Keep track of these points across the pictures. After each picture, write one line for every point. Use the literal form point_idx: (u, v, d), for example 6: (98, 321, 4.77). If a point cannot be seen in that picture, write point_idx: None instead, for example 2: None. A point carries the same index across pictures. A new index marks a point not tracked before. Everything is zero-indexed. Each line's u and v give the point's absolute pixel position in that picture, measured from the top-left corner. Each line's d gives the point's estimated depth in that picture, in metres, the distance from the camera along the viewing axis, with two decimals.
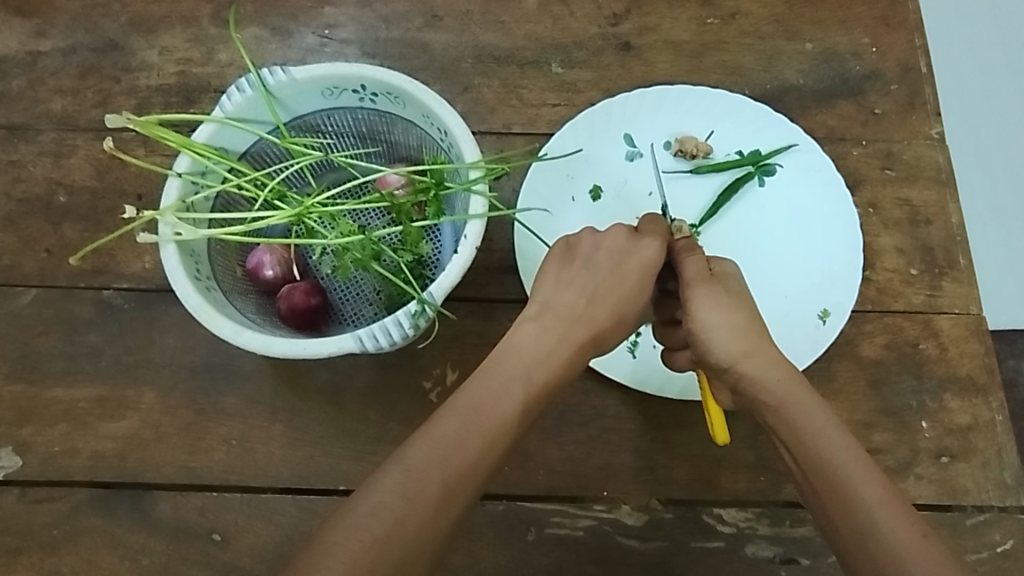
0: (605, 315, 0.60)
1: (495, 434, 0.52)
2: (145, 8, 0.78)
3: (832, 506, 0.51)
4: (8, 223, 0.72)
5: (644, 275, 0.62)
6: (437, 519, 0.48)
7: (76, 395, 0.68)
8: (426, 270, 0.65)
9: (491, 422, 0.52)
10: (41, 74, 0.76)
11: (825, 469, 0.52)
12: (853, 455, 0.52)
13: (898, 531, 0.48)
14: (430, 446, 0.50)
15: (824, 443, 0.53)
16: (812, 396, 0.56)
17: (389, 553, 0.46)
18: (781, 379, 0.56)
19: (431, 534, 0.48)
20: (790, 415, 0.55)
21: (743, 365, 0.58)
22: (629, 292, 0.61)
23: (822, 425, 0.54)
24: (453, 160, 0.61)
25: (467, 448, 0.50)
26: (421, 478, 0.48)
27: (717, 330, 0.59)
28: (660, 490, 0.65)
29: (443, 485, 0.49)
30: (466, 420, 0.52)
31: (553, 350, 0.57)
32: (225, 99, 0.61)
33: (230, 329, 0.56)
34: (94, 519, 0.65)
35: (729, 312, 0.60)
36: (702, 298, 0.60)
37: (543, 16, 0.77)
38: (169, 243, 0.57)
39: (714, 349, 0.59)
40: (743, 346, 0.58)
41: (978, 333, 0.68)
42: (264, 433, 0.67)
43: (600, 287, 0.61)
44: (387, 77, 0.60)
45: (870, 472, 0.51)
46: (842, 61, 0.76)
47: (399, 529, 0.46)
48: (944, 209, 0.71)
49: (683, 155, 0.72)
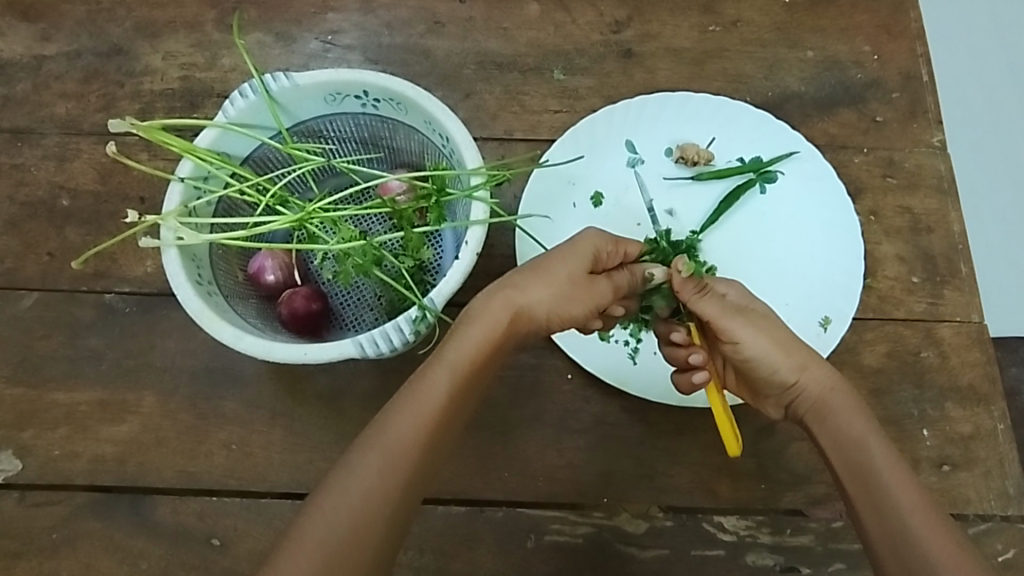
0: (539, 285, 0.57)
1: (430, 402, 0.51)
2: (149, 14, 0.78)
3: (869, 513, 0.52)
4: (11, 227, 0.72)
5: (564, 258, 0.58)
6: (381, 489, 0.48)
7: (76, 398, 0.68)
8: (426, 275, 0.65)
9: (426, 392, 0.51)
10: (46, 78, 0.77)
11: (866, 475, 0.53)
12: (893, 463, 0.53)
13: (931, 540, 0.49)
14: (375, 424, 0.50)
15: (866, 449, 0.54)
16: (856, 404, 0.56)
17: (336, 524, 0.47)
18: (827, 391, 0.57)
19: (375, 505, 0.48)
20: (834, 421, 0.56)
21: (802, 381, 0.57)
22: (578, 271, 0.58)
23: (864, 433, 0.55)
24: (454, 167, 0.62)
25: (408, 418, 0.50)
26: (364, 453, 0.49)
27: (763, 353, 0.58)
28: (660, 498, 0.65)
29: (386, 457, 0.49)
30: (406, 395, 0.52)
31: (482, 324, 0.54)
32: (228, 104, 0.61)
33: (231, 334, 0.56)
34: (93, 523, 0.65)
35: (766, 329, 0.58)
36: (740, 326, 0.58)
37: (545, 23, 0.78)
38: (171, 247, 0.57)
39: (771, 373, 0.58)
40: (796, 362, 0.57)
41: (980, 341, 0.68)
42: (264, 438, 0.67)
43: (548, 261, 0.58)
44: (389, 83, 0.60)
45: (905, 479, 0.52)
46: (843, 69, 0.76)
47: (346, 501, 0.47)
48: (946, 217, 0.71)
49: (684, 162, 0.72)
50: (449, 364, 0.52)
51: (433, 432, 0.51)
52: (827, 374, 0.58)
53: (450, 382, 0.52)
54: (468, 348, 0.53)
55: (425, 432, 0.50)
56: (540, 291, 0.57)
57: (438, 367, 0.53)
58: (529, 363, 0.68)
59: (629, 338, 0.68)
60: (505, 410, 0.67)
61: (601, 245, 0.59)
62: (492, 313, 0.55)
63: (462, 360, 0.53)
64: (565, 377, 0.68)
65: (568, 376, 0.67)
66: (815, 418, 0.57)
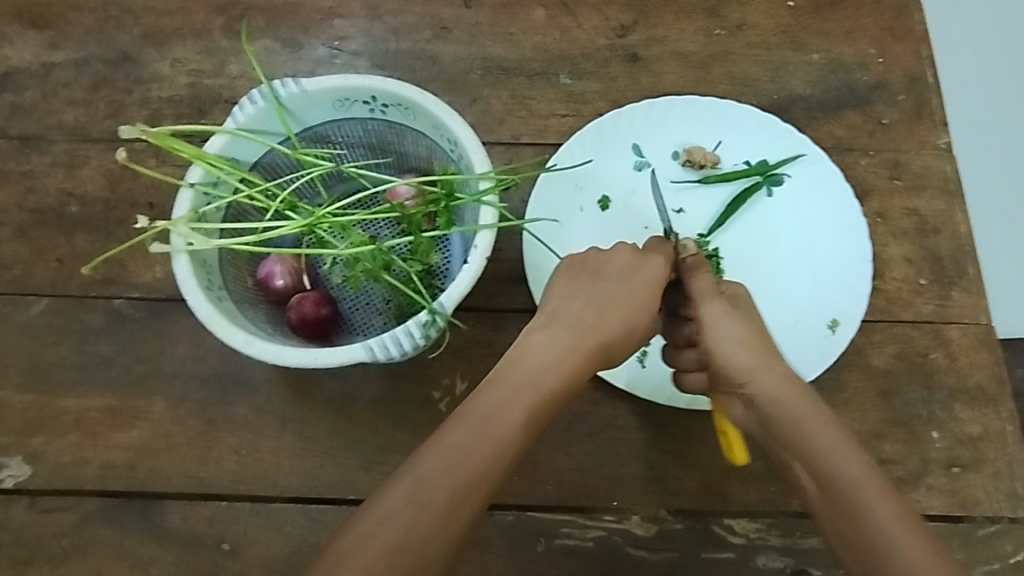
0: (614, 324, 0.60)
1: (512, 425, 0.53)
2: (157, 20, 0.79)
3: (844, 522, 0.52)
4: (20, 234, 0.73)
5: (654, 291, 0.62)
6: (447, 529, 0.49)
7: (87, 404, 0.68)
8: (435, 280, 0.66)
9: (501, 429, 0.52)
10: (54, 86, 0.77)
11: (836, 483, 0.53)
12: (863, 471, 0.53)
13: (910, 551, 0.49)
14: (444, 457, 0.51)
15: (835, 458, 0.54)
16: (823, 414, 0.56)
17: (415, 530, 0.48)
18: (786, 400, 0.57)
19: (450, 516, 0.50)
20: (801, 430, 0.56)
21: (753, 378, 0.59)
22: (643, 306, 0.61)
23: (832, 443, 0.54)
24: (463, 171, 0.62)
25: (481, 458, 0.51)
26: (430, 489, 0.50)
27: (729, 347, 0.60)
28: (669, 501, 0.65)
29: (456, 497, 0.50)
30: (480, 429, 0.52)
31: (559, 358, 0.57)
32: (237, 110, 0.61)
33: (242, 339, 0.56)
34: (104, 529, 0.65)
35: (740, 326, 0.61)
36: (712, 317, 0.61)
37: (551, 28, 0.78)
38: (181, 252, 0.57)
39: (725, 364, 0.60)
40: (752, 359, 0.59)
41: (988, 342, 0.68)
42: (274, 443, 0.67)
43: (623, 295, 0.61)
44: (398, 88, 0.61)
45: (880, 489, 0.52)
46: (848, 72, 0.76)
47: (408, 537, 0.48)
48: (952, 218, 0.71)
49: (691, 165, 0.72)
50: (535, 388, 0.55)
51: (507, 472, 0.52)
52: (786, 379, 0.58)
53: (525, 422, 0.54)
54: (552, 379, 0.56)
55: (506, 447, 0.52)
56: (614, 330, 0.60)
57: (512, 403, 0.54)
58: None
59: None
60: None
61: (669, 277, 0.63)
62: (570, 349, 0.58)
63: (539, 403, 0.54)
64: None
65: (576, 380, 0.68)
66: (783, 423, 0.57)
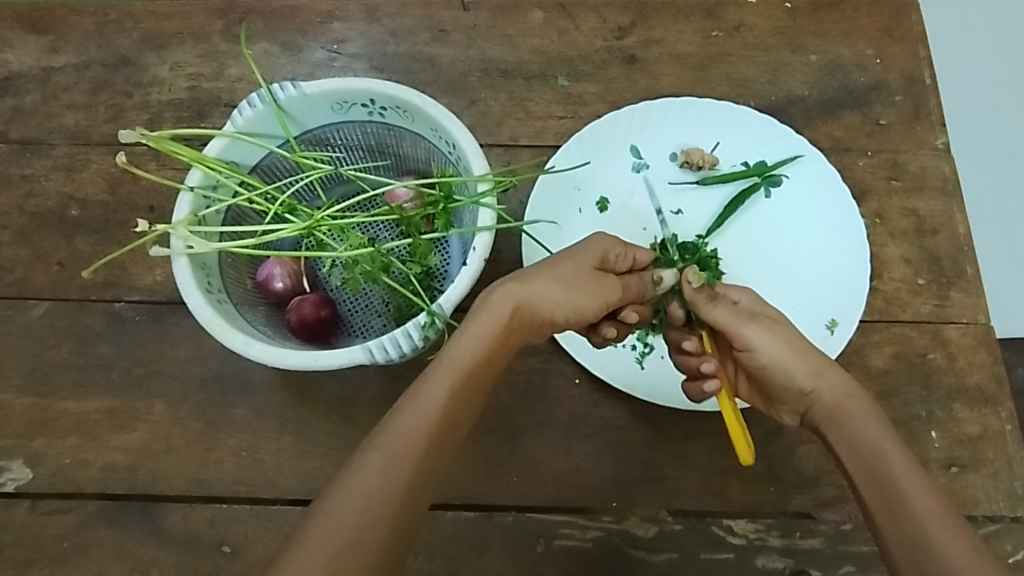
0: (543, 278, 0.57)
1: (437, 388, 0.52)
2: (156, 24, 0.79)
3: (884, 518, 0.52)
4: (21, 237, 0.73)
5: (581, 252, 0.59)
6: (384, 488, 0.49)
7: (87, 406, 0.69)
8: (433, 282, 0.66)
9: (426, 390, 0.52)
10: (54, 89, 0.77)
11: (881, 478, 0.53)
12: (908, 467, 0.53)
13: (948, 544, 0.49)
14: (383, 425, 0.51)
15: (882, 455, 0.54)
16: (874, 413, 0.57)
17: (354, 491, 0.49)
18: (845, 394, 0.57)
19: (384, 476, 0.49)
20: (849, 428, 0.56)
21: (819, 388, 0.58)
22: (585, 268, 0.58)
23: (880, 439, 0.55)
24: (461, 174, 0.62)
25: (410, 419, 0.51)
26: (368, 453, 0.50)
27: (781, 357, 0.59)
28: (669, 501, 0.65)
29: (393, 458, 0.50)
30: (410, 397, 0.52)
31: (483, 317, 0.55)
32: (236, 113, 0.62)
33: (241, 341, 0.56)
34: (104, 531, 0.66)
35: (784, 331, 0.60)
36: (761, 329, 0.59)
37: (549, 30, 0.78)
38: (181, 256, 0.57)
39: (788, 380, 0.58)
40: (813, 366, 0.58)
41: (987, 342, 0.68)
42: (274, 445, 0.67)
43: (556, 259, 0.58)
44: (396, 91, 0.61)
45: (922, 485, 0.52)
46: (846, 72, 0.76)
47: (351, 498, 0.49)
48: (951, 218, 0.71)
49: (689, 166, 0.72)
50: (455, 355, 0.53)
51: (443, 436, 0.52)
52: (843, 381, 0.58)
53: (451, 381, 0.53)
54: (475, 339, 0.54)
55: (434, 407, 0.52)
56: (542, 280, 0.57)
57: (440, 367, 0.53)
58: (537, 367, 0.68)
59: (636, 342, 0.68)
60: (513, 414, 0.67)
61: (609, 246, 0.60)
62: (495, 307, 0.55)
63: (463, 358, 0.53)
64: (572, 382, 0.68)
65: (576, 381, 0.68)
66: (832, 425, 0.57)
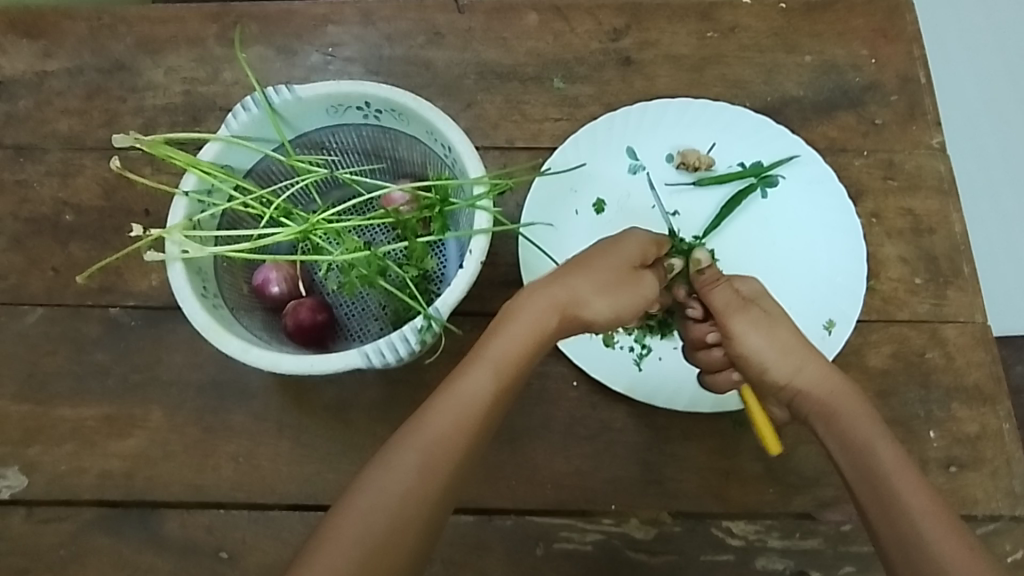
0: (584, 281, 0.58)
1: (476, 393, 0.53)
2: (151, 29, 0.79)
3: (878, 516, 0.52)
4: (16, 244, 0.73)
5: (620, 253, 0.60)
6: (419, 491, 0.49)
7: (83, 413, 0.68)
8: (431, 285, 0.65)
9: (466, 395, 0.52)
10: (48, 95, 0.77)
11: (872, 476, 0.54)
12: (901, 465, 0.54)
13: (942, 543, 0.49)
14: (415, 424, 0.51)
15: (872, 451, 0.55)
16: (864, 407, 0.57)
17: (388, 492, 0.49)
18: (829, 389, 0.58)
19: (420, 480, 0.50)
20: (840, 423, 0.57)
21: (795, 384, 0.60)
22: (623, 264, 0.60)
23: (870, 436, 0.55)
24: (457, 176, 0.62)
25: (449, 422, 0.51)
26: (402, 454, 0.50)
27: (765, 353, 0.61)
28: (669, 503, 0.65)
29: (426, 461, 0.50)
30: (446, 396, 0.53)
31: (524, 323, 0.56)
32: (231, 117, 0.61)
33: (237, 346, 0.56)
34: (101, 538, 0.65)
35: (777, 329, 0.62)
36: (743, 327, 0.62)
37: (544, 32, 0.78)
38: (177, 261, 0.57)
39: (766, 373, 0.61)
40: (792, 364, 0.60)
41: (984, 341, 0.68)
42: (271, 450, 0.66)
43: (592, 260, 0.60)
44: (391, 94, 0.61)
45: (915, 482, 0.53)
46: (841, 73, 0.76)
47: (382, 498, 0.49)
48: (947, 217, 0.71)
49: (686, 168, 0.72)
50: (494, 360, 0.54)
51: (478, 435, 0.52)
52: (827, 376, 0.59)
53: (492, 384, 0.53)
54: (515, 345, 0.55)
55: (474, 412, 0.52)
56: (585, 282, 0.58)
57: (479, 369, 0.54)
58: (535, 370, 0.68)
59: (634, 343, 0.68)
60: (512, 417, 0.67)
61: (641, 244, 0.62)
62: (538, 312, 0.56)
63: (505, 364, 0.54)
64: (571, 384, 0.68)
65: (573, 384, 0.68)
66: (821, 419, 0.58)
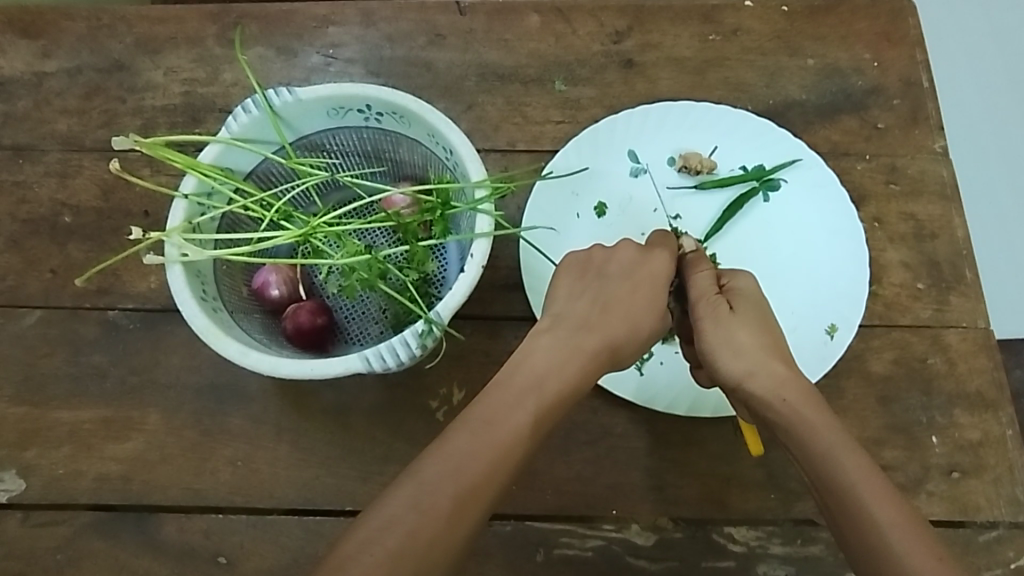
0: (625, 325, 0.60)
1: (515, 434, 0.52)
2: (150, 29, 0.78)
3: (847, 527, 0.51)
4: (13, 244, 0.72)
5: (657, 287, 0.61)
6: (450, 537, 0.48)
7: (80, 416, 0.68)
8: (431, 288, 0.65)
9: (506, 434, 0.52)
10: (47, 95, 0.77)
11: (837, 488, 0.52)
12: (865, 474, 0.52)
13: (912, 556, 0.48)
14: (441, 452, 0.51)
15: (833, 460, 0.53)
16: (824, 417, 0.55)
17: (418, 534, 0.48)
18: (784, 394, 0.56)
19: (454, 524, 0.49)
20: (799, 433, 0.55)
21: (746, 385, 0.58)
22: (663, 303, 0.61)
23: (830, 445, 0.53)
24: (458, 179, 0.61)
25: (484, 463, 0.51)
26: (432, 495, 0.49)
27: (719, 351, 0.59)
28: (669, 509, 0.64)
29: (455, 491, 0.49)
30: (480, 434, 0.52)
31: (562, 367, 0.56)
32: (231, 119, 0.61)
33: (236, 350, 0.55)
34: (98, 542, 0.65)
35: (735, 330, 0.60)
36: (708, 316, 0.61)
37: (546, 34, 0.77)
38: (176, 263, 0.57)
39: (717, 370, 0.59)
40: (743, 365, 0.58)
41: (987, 347, 0.68)
42: (270, 454, 0.66)
43: (625, 296, 0.60)
44: (392, 96, 0.60)
45: (880, 492, 0.51)
46: (844, 77, 0.76)
47: (412, 543, 0.47)
48: (949, 223, 0.71)
49: (688, 171, 0.72)
50: (534, 400, 0.54)
51: (510, 453, 0.52)
52: (781, 383, 0.57)
53: (530, 427, 0.53)
54: (551, 387, 0.55)
55: (509, 454, 0.52)
56: (624, 326, 0.60)
57: (518, 410, 0.53)
58: None
59: None
60: None
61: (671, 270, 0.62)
62: (575, 355, 0.57)
63: (545, 408, 0.54)
64: None
65: None
66: (780, 429, 0.56)
